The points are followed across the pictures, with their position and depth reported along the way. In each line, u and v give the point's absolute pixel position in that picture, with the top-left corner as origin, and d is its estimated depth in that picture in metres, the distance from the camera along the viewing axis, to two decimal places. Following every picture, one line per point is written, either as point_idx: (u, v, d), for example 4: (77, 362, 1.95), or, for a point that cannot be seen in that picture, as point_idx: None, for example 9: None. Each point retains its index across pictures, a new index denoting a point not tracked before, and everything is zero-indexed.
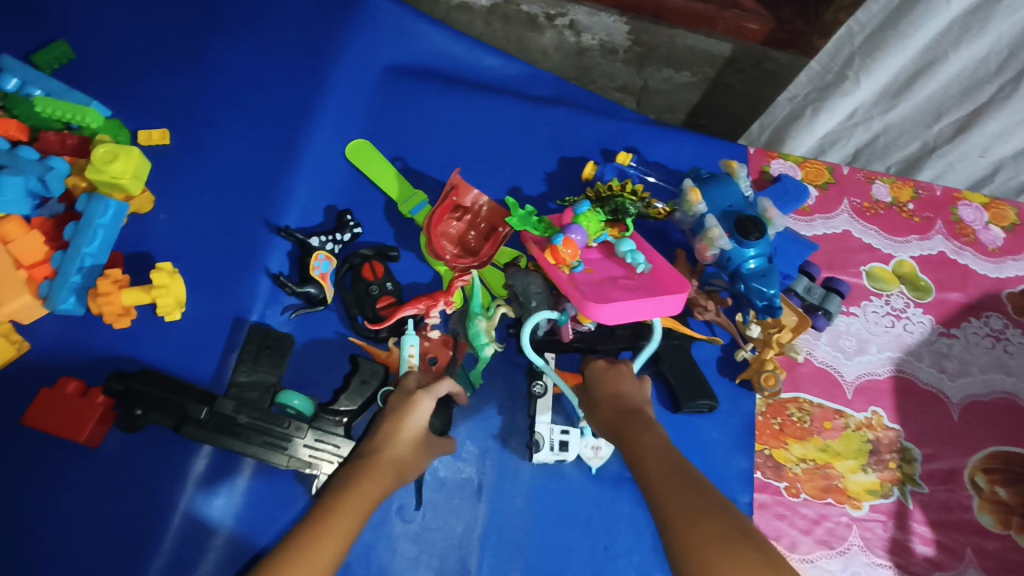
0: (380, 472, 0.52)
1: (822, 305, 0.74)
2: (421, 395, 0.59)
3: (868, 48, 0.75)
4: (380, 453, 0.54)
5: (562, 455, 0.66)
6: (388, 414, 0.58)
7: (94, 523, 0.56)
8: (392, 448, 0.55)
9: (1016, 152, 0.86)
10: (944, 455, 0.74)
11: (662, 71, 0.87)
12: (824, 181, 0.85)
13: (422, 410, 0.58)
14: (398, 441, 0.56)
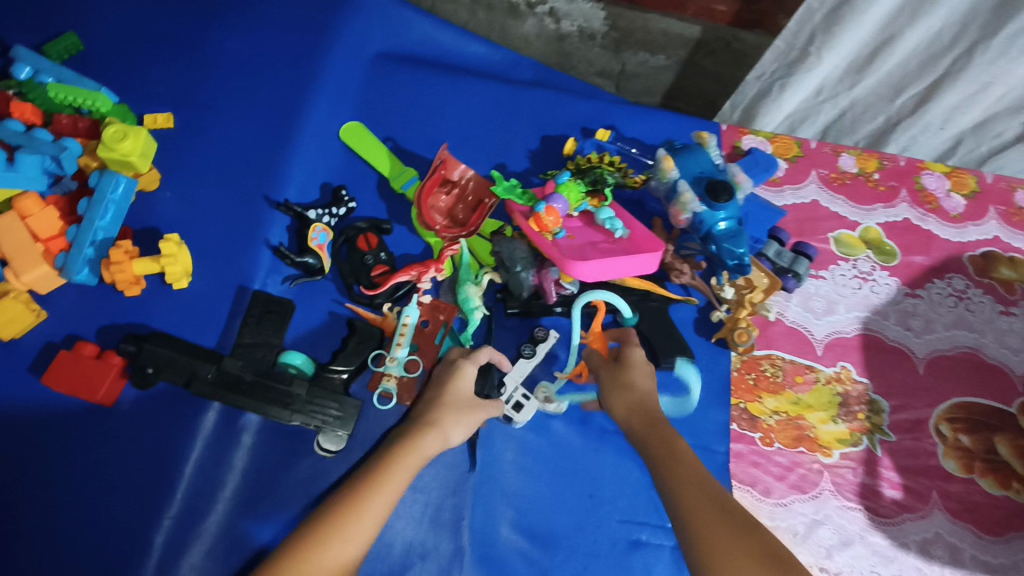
0: (423, 445, 0.58)
1: (791, 267, 0.78)
2: (464, 363, 0.65)
3: (829, 23, 0.78)
4: (426, 419, 0.60)
5: (511, 412, 0.69)
6: (438, 384, 0.64)
7: (112, 475, 0.60)
8: (436, 414, 0.61)
9: (975, 123, 0.91)
10: (910, 406, 0.78)
11: (638, 55, 0.93)
12: (793, 155, 0.89)
13: (466, 377, 0.64)
14: (445, 410, 0.62)
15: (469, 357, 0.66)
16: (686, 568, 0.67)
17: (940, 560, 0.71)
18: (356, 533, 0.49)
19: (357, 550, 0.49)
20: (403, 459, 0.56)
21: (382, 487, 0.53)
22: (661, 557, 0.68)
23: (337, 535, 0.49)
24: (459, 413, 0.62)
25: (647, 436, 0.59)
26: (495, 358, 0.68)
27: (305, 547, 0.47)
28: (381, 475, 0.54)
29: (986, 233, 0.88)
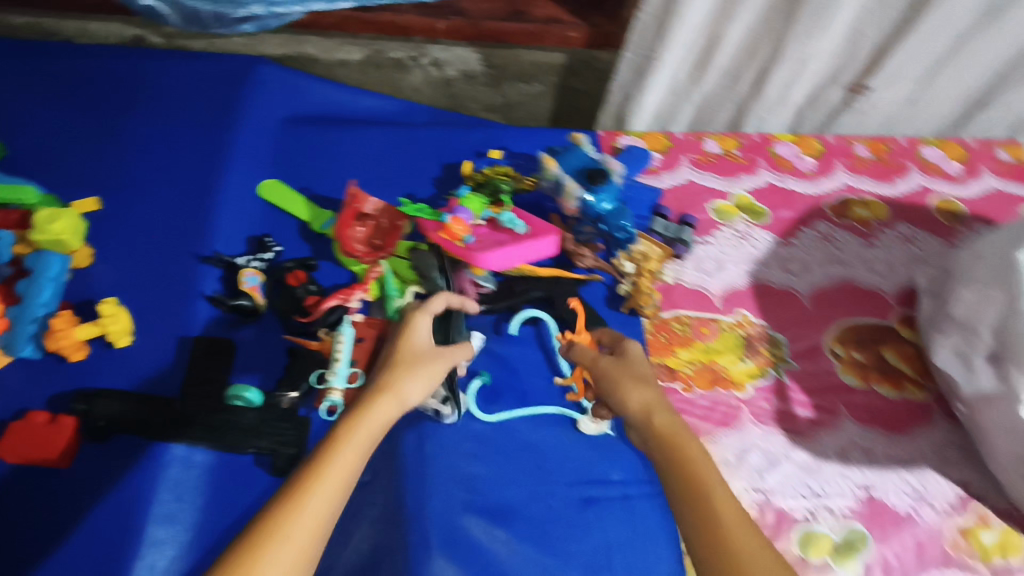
0: (375, 411, 0.56)
1: (678, 236, 0.89)
2: (415, 316, 0.67)
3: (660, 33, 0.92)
4: (384, 384, 0.59)
5: (441, 407, 0.73)
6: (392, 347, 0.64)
7: (64, 525, 0.63)
8: (390, 375, 0.60)
9: (807, 97, 1.07)
10: (805, 335, 0.88)
11: (516, 86, 1.08)
12: (663, 147, 1.03)
13: (416, 331, 0.65)
14: (397, 371, 0.61)
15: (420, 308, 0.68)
16: (636, 515, 0.73)
17: (856, 462, 0.80)
18: (319, 508, 0.48)
19: (303, 543, 0.47)
20: (358, 421, 0.55)
21: (334, 466, 0.51)
22: (612, 509, 0.73)
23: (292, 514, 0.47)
24: (410, 367, 0.62)
25: (684, 494, 0.55)
26: (450, 301, 0.72)
27: (267, 532, 0.46)
28: (334, 440, 0.53)
29: (838, 183, 1.03)
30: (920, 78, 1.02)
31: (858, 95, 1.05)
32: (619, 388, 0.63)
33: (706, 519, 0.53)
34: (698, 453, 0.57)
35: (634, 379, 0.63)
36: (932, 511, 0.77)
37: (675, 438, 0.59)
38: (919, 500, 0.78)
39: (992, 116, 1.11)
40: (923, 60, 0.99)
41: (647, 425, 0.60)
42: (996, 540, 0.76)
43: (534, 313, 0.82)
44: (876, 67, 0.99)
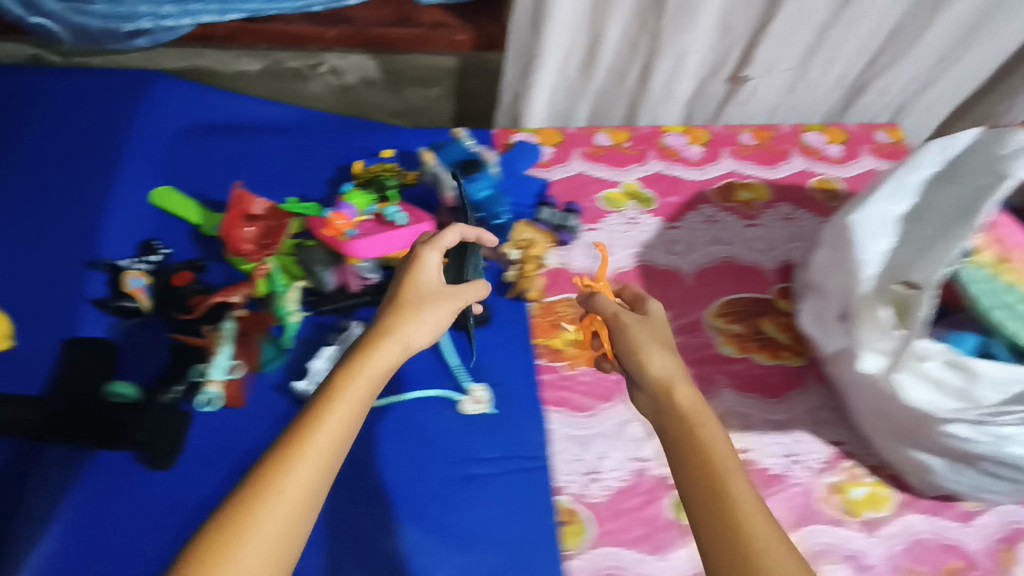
0: (381, 352, 0.58)
1: (563, 223, 0.94)
2: (424, 252, 0.68)
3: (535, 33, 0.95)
4: (391, 326, 0.61)
5: None
6: (400, 287, 0.65)
7: (32, 531, 0.67)
8: (397, 314, 0.62)
9: (693, 90, 1.11)
10: (687, 311, 0.92)
11: (415, 90, 1.12)
12: (556, 142, 1.06)
13: (422, 269, 0.66)
14: (401, 313, 0.63)
15: (428, 244, 0.68)
16: (512, 488, 0.76)
17: (733, 428, 0.83)
18: (322, 449, 0.51)
19: (310, 481, 0.50)
20: (349, 384, 0.55)
21: (330, 417, 0.53)
22: (491, 483, 0.77)
23: (276, 482, 0.49)
24: (416, 312, 0.63)
25: (699, 480, 0.52)
26: (463, 235, 0.72)
27: (248, 506, 0.48)
28: (322, 412, 0.53)
29: (724, 169, 1.07)
30: (795, 67, 1.07)
31: (740, 85, 1.09)
32: (642, 352, 0.62)
33: (721, 507, 0.50)
34: (712, 432, 0.55)
35: (656, 345, 0.63)
36: (805, 469, 0.81)
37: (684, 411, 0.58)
38: (792, 460, 0.81)
39: (872, 101, 1.16)
40: (793, 50, 1.04)
41: (663, 390, 0.60)
42: (866, 493, 0.80)
43: None
44: (751, 58, 1.04)
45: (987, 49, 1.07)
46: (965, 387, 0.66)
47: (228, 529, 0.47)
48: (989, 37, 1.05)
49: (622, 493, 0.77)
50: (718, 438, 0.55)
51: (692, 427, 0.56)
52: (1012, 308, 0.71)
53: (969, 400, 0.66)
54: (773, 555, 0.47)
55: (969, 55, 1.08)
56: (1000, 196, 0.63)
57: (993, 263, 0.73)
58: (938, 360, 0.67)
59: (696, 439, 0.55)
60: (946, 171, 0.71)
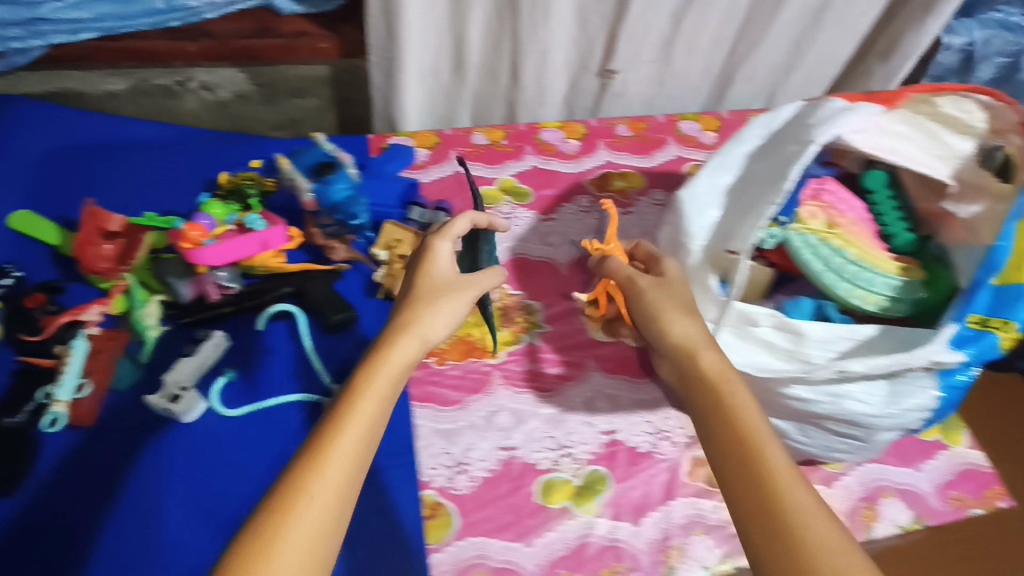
0: (401, 346, 0.60)
1: (433, 221, 0.93)
2: (434, 243, 0.73)
3: (391, 38, 0.96)
4: (412, 321, 0.64)
5: (170, 405, 0.75)
6: (416, 283, 0.69)
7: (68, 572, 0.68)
8: (412, 309, 0.65)
9: (567, 86, 1.14)
10: (560, 300, 0.92)
11: (293, 102, 1.12)
12: (432, 143, 1.07)
13: (436, 260, 0.72)
14: (418, 306, 0.66)
15: (439, 235, 0.74)
16: (379, 487, 0.76)
17: (603, 410, 0.83)
18: (349, 446, 0.52)
19: (337, 482, 0.50)
20: (380, 367, 0.58)
21: (355, 414, 0.54)
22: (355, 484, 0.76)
23: (316, 465, 0.50)
24: (431, 303, 0.66)
25: (732, 448, 0.51)
26: (475, 220, 0.80)
27: (283, 507, 0.48)
28: (349, 408, 0.54)
29: (599, 161, 1.09)
30: (656, 59, 1.12)
31: (609, 79, 1.13)
32: (662, 319, 0.63)
33: (758, 474, 0.49)
34: (736, 395, 0.55)
35: (677, 309, 0.63)
36: (672, 445, 0.81)
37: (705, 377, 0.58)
38: (660, 437, 0.81)
39: (740, 88, 1.21)
40: (652, 43, 1.08)
41: (684, 355, 0.60)
42: None
43: (287, 307, 0.84)
44: (613, 52, 1.07)
45: (837, 31, 1.13)
46: (795, 348, 0.68)
47: (264, 535, 0.46)
48: (837, 20, 1.11)
49: (487, 483, 0.77)
50: (745, 403, 0.54)
51: (718, 395, 0.55)
52: (840, 270, 0.73)
53: (800, 361, 0.68)
54: (817, 525, 0.46)
55: (822, 38, 1.14)
56: (805, 160, 0.67)
57: (824, 229, 0.75)
58: (768, 325, 0.68)
59: (724, 405, 0.54)
60: (771, 140, 0.73)
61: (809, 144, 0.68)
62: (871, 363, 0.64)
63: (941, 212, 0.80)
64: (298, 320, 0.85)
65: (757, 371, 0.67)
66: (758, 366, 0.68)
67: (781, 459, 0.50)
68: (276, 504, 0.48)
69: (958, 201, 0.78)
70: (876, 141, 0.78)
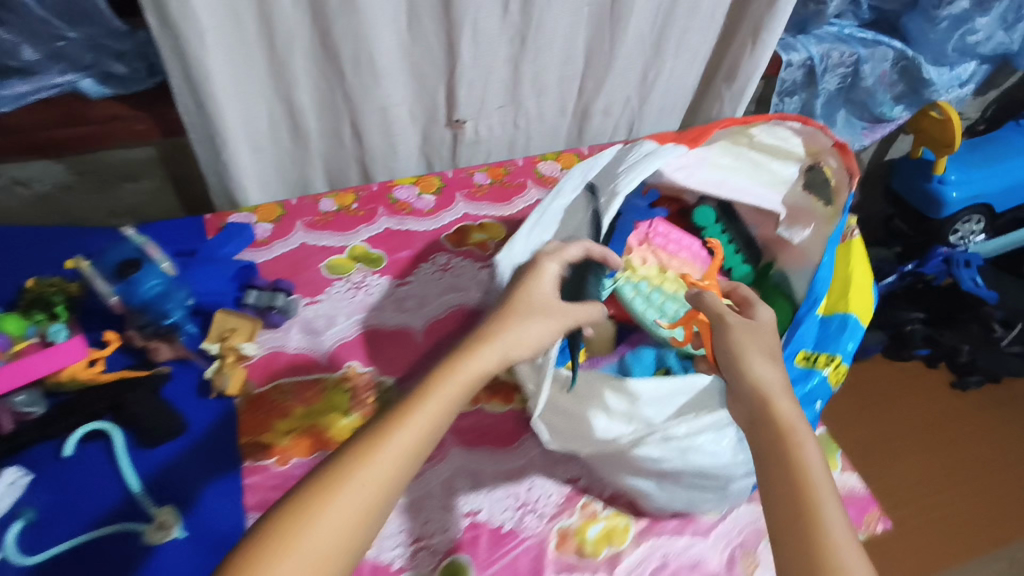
0: (481, 359, 0.57)
1: (272, 303, 0.86)
2: (544, 263, 0.65)
3: (203, 115, 0.89)
4: (501, 330, 0.59)
5: None
6: (513, 296, 0.63)
7: None
8: (503, 316, 0.61)
9: (419, 139, 1.10)
10: (416, 372, 0.86)
11: (125, 186, 1.02)
12: (276, 216, 0.99)
13: (544, 281, 0.64)
14: (509, 317, 0.61)
15: (550, 254, 0.65)
16: None
17: (462, 490, 0.77)
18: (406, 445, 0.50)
19: (378, 484, 0.48)
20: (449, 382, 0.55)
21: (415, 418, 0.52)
22: None
23: (379, 444, 0.50)
24: (522, 319, 0.60)
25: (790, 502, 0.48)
26: (593, 252, 0.68)
27: (327, 486, 0.47)
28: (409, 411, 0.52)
29: (457, 214, 1.04)
30: (505, 104, 1.08)
31: (460, 128, 1.08)
32: (741, 360, 0.57)
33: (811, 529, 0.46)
34: (807, 449, 0.51)
35: (760, 353, 0.58)
36: (538, 517, 0.76)
37: (775, 416, 0.53)
38: (525, 510, 0.76)
39: (601, 121, 1.19)
40: (496, 88, 1.04)
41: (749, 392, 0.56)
42: (604, 529, 0.76)
43: (97, 424, 0.75)
44: (455, 103, 1.03)
45: (681, 59, 1.12)
46: (632, 408, 0.67)
47: (302, 505, 0.46)
48: (677, 49, 1.10)
49: None
50: (816, 462, 0.50)
51: (786, 446, 0.51)
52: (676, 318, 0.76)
53: (639, 422, 0.66)
54: None
55: (669, 66, 1.13)
56: (607, 217, 0.68)
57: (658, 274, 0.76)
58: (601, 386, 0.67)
59: (790, 461, 0.50)
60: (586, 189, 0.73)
61: (613, 198, 0.69)
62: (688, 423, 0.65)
63: (778, 238, 0.80)
64: (116, 437, 0.75)
65: (575, 438, 0.67)
66: (580, 431, 0.67)
67: (843, 529, 0.46)
68: (316, 487, 0.47)
69: (790, 226, 0.78)
70: (703, 174, 0.78)
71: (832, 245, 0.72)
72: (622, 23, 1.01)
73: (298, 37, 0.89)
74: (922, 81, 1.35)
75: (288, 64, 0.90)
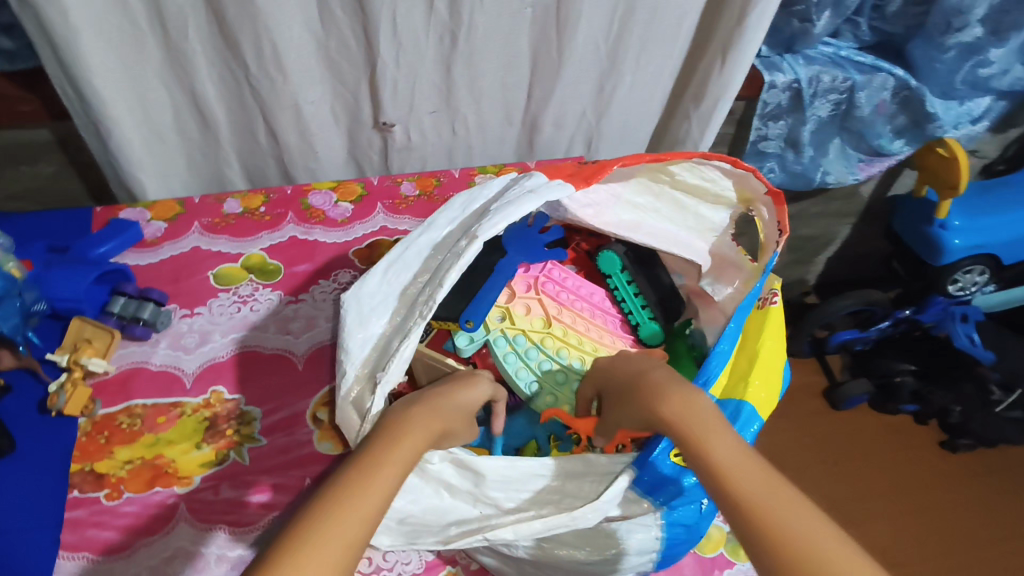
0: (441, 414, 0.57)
1: (137, 314, 0.78)
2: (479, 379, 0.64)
3: (82, 98, 0.80)
4: (448, 400, 0.59)
5: None
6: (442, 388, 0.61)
7: None
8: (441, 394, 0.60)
9: (346, 141, 1.01)
10: (287, 404, 0.77)
11: (21, 169, 0.95)
12: (173, 214, 0.91)
13: (474, 390, 0.62)
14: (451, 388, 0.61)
15: (479, 379, 0.64)
16: None
17: None
18: (386, 480, 0.48)
19: (366, 517, 0.45)
20: (416, 427, 0.54)
21: (390, 458, 0.50)
22: None
23: (362, 481, 0.47)
24: (458, 395, 0.60)
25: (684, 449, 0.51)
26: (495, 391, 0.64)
27: (314, 522, 0.44)
28: (383, 452, 0.50)
29: (373, 226, 0.94)
30: (439, 108, 0.99)
31: (388, 132, 1.00)
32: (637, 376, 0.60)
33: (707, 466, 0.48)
34: (682, 400, 0.54)
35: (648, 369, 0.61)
36: None
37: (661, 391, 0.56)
38: None
39: (552, 134, 1.09)
40: (427, 92, 0.96)
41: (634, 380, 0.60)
42: None
43: None
44: (379, 105, 0.94)
45: (644, 72, 1.01)
46: (477, 489, 0.58)
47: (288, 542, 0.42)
48: (638, 63, 0.99)
49: None
50: (695, 406, 0.53)
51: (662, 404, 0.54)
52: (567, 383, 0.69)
53: (483, 506, 0.58)
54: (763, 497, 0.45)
55: (630, 79, 1.01)
56: (459, 267, 0.60)
57: (542, 328, 0.71)
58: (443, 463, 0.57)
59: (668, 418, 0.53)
60: (461, 225, 0.66)
61: (471, 242, 0.61)
62: (519, 530, 0.54)
63: (701, 292, 0.72)
64: None
65: (412, 535, 0.58)
66: (421, 519, 0.58)
67: (734, 457, 0.48)
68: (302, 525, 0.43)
69: (715, 281, 0.71)
70: (613, 216, 0.68)
71: (742, 314, 0.63)
72: (570, 30, 0.90)
73: (194, 20, 0.79)
74: (927, 114, 1.20)
75: (183, 51, 0.82)
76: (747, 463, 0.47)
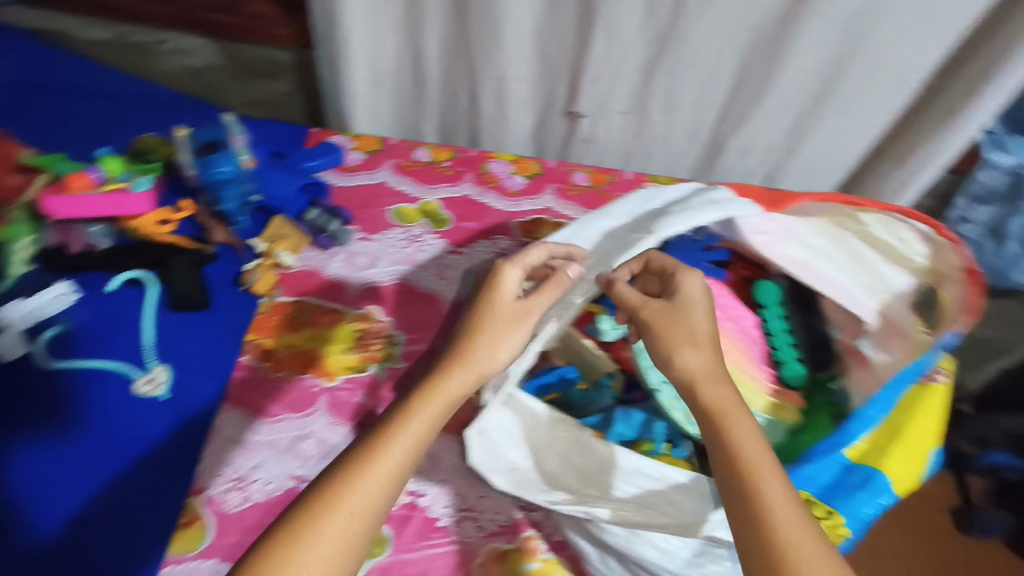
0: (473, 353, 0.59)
1: (325, 226, 0.90)
2: (504, 270, 0.64)
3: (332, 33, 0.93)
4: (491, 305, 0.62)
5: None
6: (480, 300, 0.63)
7: None
8: (478, 315, 0.61)
9: (535, 123, 1.08)
10: (426, 339, 0.84)
11: (263, 82, 1.12)
12: (373, 148, 1.02)
13: (502, 286, 0.63)
14: (489, 295, 0.63)
15: (511, 263, 0.64)
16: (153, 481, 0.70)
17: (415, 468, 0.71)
18: (400, 453, 0.52)
19: (382, 490, 0.50)
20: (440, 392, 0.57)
21: (405, 431, 0.53)
22: (124, 470, 0.70)
23: (383, 453, 0.52)
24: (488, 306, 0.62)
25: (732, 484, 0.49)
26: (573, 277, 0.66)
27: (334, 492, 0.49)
28: (400, 424, 0.54)
29: (540, 205, 0.99)
30: (629, 110, 1.02)
31: (576, 121, 1.04)
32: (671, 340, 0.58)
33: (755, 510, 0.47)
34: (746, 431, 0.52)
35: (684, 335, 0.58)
36: (476, 529, 0.68)
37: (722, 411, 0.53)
38: (466, 517, 0.68)
39: (734, 161, 1.08)
40: (622, 92, 0.99)
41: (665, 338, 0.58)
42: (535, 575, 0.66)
43: (139, 274, 0.83)
44: (576, 94, 0.99)
45: (848, 120, 0.97)
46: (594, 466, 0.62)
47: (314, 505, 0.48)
48: (844, 109, 0.95)
49: (259, 508, 0.67)
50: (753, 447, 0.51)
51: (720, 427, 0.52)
52: None
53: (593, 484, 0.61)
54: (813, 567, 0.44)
55: (829, 124, 0.98)
56: (633, 253, 0.68)
57: None
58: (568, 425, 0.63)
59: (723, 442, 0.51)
60: (636, 220, 0.73)
61: (649, 236, 0.68)
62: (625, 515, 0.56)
63: (857, 349, 0.70)
64: (148, 292, 0.83)
65: (522, 485, 0.62)
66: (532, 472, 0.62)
67: (785, 510, 0.47)
68: (327, 490, 0.49)
69: (878, 343, 0.68)
70: (783, 249, 0.71)
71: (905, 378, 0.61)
72: (782, 62, 0.90)
73: None
74: None
75: (422, 10, 0.92)
76: (795, 520, 0.47)
